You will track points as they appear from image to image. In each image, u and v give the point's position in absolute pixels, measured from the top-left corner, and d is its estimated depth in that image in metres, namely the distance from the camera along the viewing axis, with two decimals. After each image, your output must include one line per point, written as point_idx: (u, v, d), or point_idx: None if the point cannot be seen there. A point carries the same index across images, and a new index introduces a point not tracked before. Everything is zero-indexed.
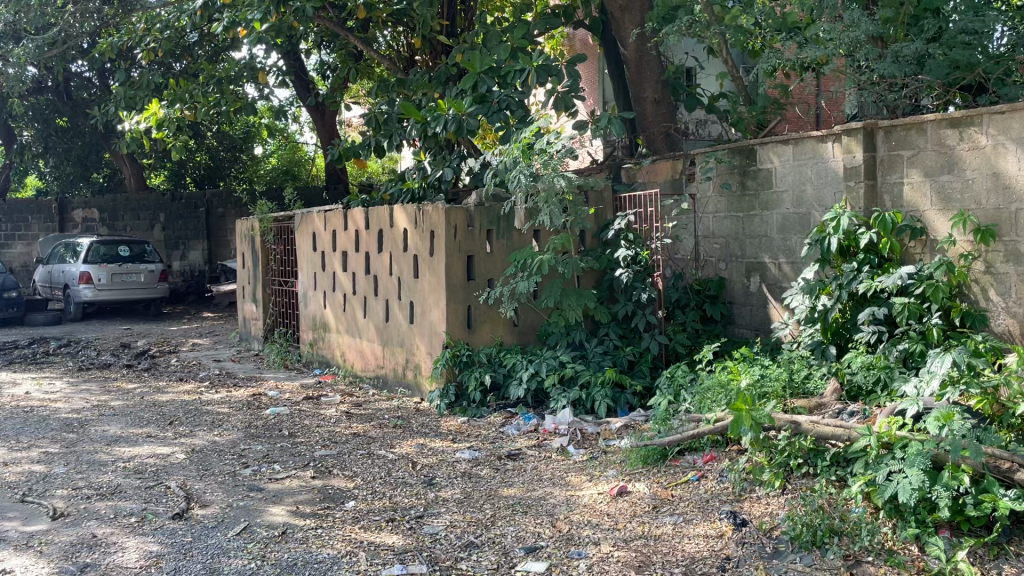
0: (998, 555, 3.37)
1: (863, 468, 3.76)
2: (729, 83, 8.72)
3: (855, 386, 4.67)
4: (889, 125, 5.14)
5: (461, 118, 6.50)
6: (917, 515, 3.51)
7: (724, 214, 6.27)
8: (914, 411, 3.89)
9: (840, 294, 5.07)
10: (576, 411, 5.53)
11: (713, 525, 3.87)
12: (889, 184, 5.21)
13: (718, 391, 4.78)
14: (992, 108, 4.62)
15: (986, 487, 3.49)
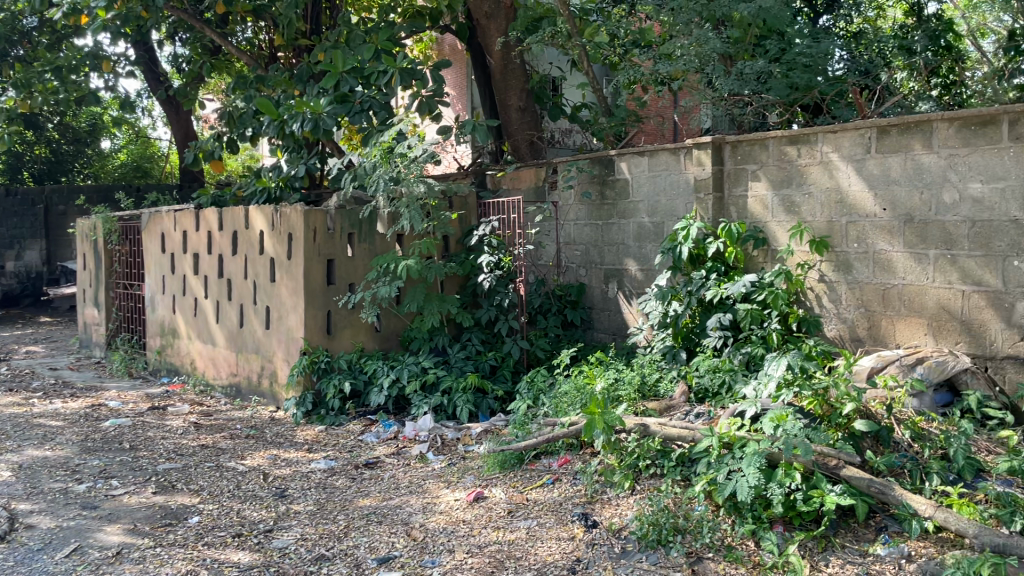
0: (825, 548, 3.56)
1: (706, 467, 3.91)
2: (591, 95, 8.96)
3: (703, 388, 4.87)
4: (734, 140, 5.42)
5: (318, 118, 6.36)
6: (754, 511, 3.69)
7: (585, 221, 6.42)
8: (753, 412, 4.10)
9: (689, 300, 5.29)
10: (437, 417, 5.47)
11: (565, 528, 3.93)
12: (734, 197, 5.50)
13: (575, 396, 4.87)
14: (825, 127, 4.94)
15: (815, 483, 3.70)
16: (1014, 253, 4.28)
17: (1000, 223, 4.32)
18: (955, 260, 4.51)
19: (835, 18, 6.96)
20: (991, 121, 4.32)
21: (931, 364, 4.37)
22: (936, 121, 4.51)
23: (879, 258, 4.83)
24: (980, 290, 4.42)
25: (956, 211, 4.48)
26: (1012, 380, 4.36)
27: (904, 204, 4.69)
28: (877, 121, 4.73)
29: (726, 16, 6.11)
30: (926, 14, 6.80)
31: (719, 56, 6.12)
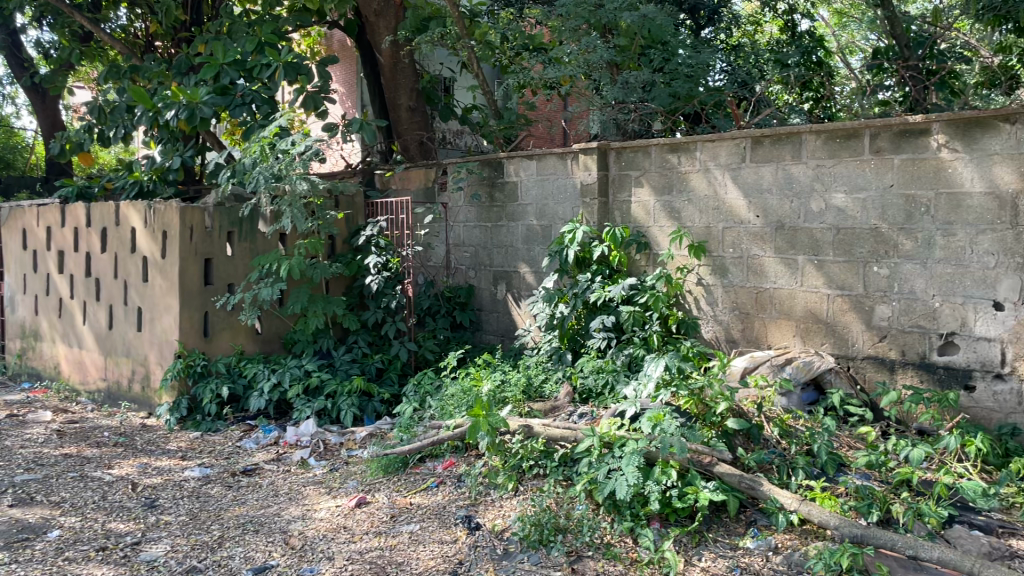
0: (699, 543, 3.68)
1: (588, 467, 3.97)
2: (482, 97, 8.98)
3: (586, 389, 4.94)
4: (618, 147, 5.54)
5: (194, 106, 6.13)
6: (632, 509, 3.77)
7: (474, 223, 6.43)
8: (632, 411, 4.19)
9: (575, 302, 5.38)
10: (320, 421, 5.35)
11: (448, 531, 3.91)
12: (619, 201, 5.64)
13: (461, 398, 4.86)
14: (704, 136, 5.12)
15: (690, 480, 3.82)
16: (874, 259, 4.55)
17: (861, 231, 4.58)
18: (821, 265, 4.75)
19: (717, 31, 7.20)
20: (854, 134, 4.57)
21: (799, 364, 4.59)
22: (805, 133, 4.74)
23: (753, 263, 5.04)
24: (842, 294, 4.68)
25: (822, 219, 4.72)
26: (872, 378, 4.62)
27: (776, 211, 4.91)
28: (751, 131, 4.93)
29: (612, 24, 6.25)
30: (799, 30, 7.03)
31: (605, 63, 6.25)
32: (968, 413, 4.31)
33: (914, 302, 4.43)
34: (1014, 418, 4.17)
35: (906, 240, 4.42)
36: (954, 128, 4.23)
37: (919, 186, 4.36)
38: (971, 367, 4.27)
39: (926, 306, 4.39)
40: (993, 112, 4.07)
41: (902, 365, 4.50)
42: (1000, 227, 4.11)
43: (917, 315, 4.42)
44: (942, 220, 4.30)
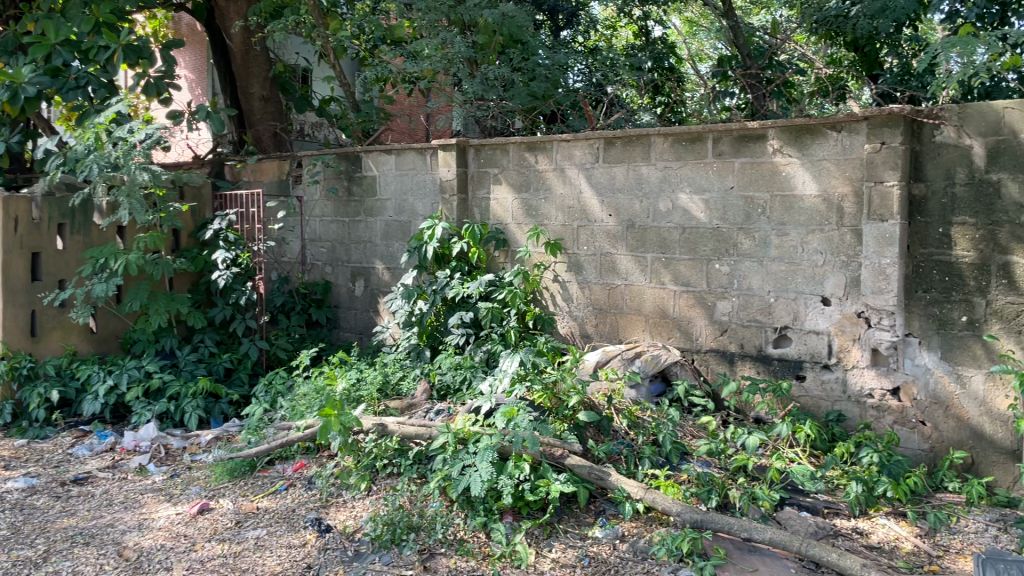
0: (550, 534, 3.73)
1: (442, 464, 3.94)
2: (339, 91, 8.82)
3: (444, 385, 4.89)
4: (477, 144, 5.56)
5: (19, 87, 5.73)
6: (485, 504, 3.80)
7: (330, 218, 6.28)
8: (487, 407, 4.20)
9: (434, 299, 5.33)
10: (162, 425, 5.07)
11: (296, 535, 3.78)
12: (478, 198, 5.66)
13: (313, 398, 4.72)
14: (560, 137, 5.21)
15: (542, 473, 3.87)
16: (716, 257, 4.77)
17: (705, 231, 4.80)
18: (668, 262, 4.94)
19: (575, 33, 7.34)
20: (698, 137, 4.77)
21: (648, 357, 4.76)
22: (654, 136, 4.91)
23: (605, 260, 5.18)
24: (687, 291, 4.89)
25: (669, 219, 4.91)
26: (714, 370, 4.85)
27: (627, 210, 5.06)
28: (604, 132, 5.06)
29: (472, 21, 6.24)
30: (653, 37, 7.25)
31: (464, 59, 6.26)
32: (798, 401, 4.60)
33: (752, 298, 4.68)
34: (839, 406, 4.46)
35: (745, 239, 4.67)
36: (788, 134, 4.48)
37: (756, 189, 4.61)
38: (802, 358, 4.55)
39: (763, 302, 4.64)
40: (823, 121, 4.32)
41: (741, 357, 4.75)
42: (827, 228, 4.40)
43: (754, 310, 4.67)
44: (776, 221, 4.56)
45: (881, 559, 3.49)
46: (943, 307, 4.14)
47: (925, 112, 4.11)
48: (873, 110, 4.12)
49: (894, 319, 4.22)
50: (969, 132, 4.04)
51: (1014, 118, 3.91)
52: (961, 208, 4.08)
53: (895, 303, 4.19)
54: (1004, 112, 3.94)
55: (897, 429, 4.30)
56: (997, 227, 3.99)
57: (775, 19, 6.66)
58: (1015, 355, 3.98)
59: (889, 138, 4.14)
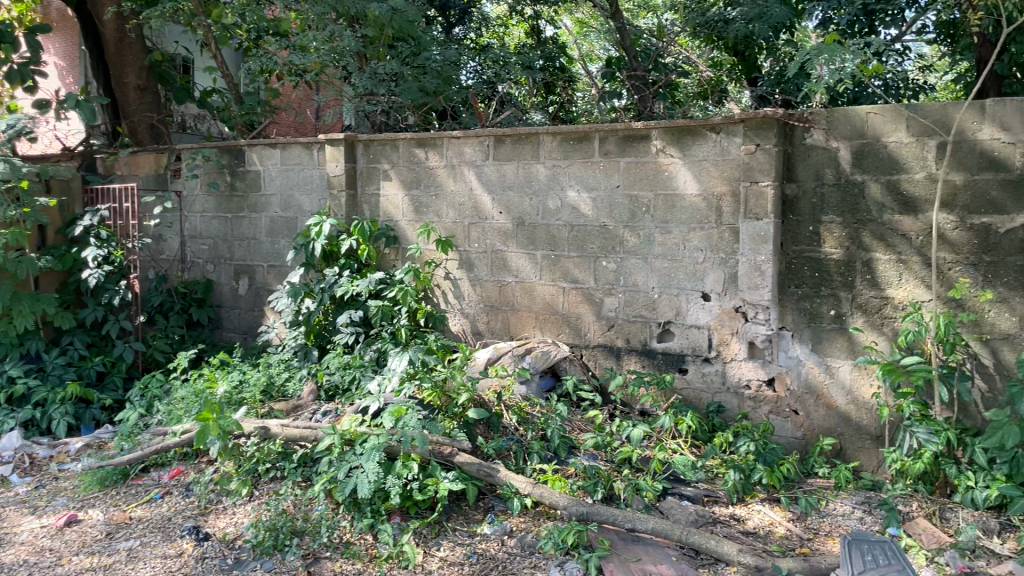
0: (438, 533, 3.71)
1: (328, 466, 3.85)
2: (220, 83, 8.54)
3: (332, 386, 4.79)
4: (366, 139, 5.47)
5: None
6: (373, 505, 3.73)
7: (212, 214, 6.07)
8: (375, 407, 4.12)
9: (322, 297, 5.20)
10: (26, 433, 4.77)
11: (172, 545, 3.63)
12: (367, 194, 5.58)
13: (192, 401, 4.54)
14: (450, 133, 5.19)
15: (431, 472, 3.82)
16: (603, 254, 4.86)
17: (592, 228, 4.88)
18: (557, 260, 5.01)
19: (467, 30, 7.33)
20: (585, 137, 4.85)
21: (538, 353, 4.80)
22: (542, 134, 4.95)
23: (495, 257, 5.20)
24: (576, 288, 4.96)
25: (558, 216, 4.97)
26: (601, 365, 4.95)
27: (517, 208, 5.09)
28: (493, 130, 5.07)
29: (359, 14, 6.12)
30: (544, 36, 7.31)
31: (353, 53, 6.16)
32: (681, 394, 4.74)
33: (637, 294, 4.80)
34: (719, 398, 4.63)
35: (630, 236, 4.77)
36: (671, 135, 4.61)
37: (640, 188, 4.73)
38: (684, 352, 4.69)
39: (647, 297, 4.76)
40: (702, 123, 4.46)
41: (627, 352, 4.86)
42: (707, 226, 4.55)
43: (639, 305, 4.79)
44: (660, 219, 4.68)
45: (756, 544, 3.64)
46: (813, 302, 4.36)
47: (796, 115, 4.30)
48: (748, 113, 4.28)
49: (769, 314, 4.41)
50: (836, 136, 4.26)
51: (876, 122, 4.14)
52: (829, 208, 4.30)
53: (769, 298, 4.38)
54: (868, 117, 4.16)
55: (773, 418, 4.49)
56: (861, 226, 4.22)
57: (660, 22, 6.84)
58: (878, 346, 4.22)
59: (764, 141, 4.31)
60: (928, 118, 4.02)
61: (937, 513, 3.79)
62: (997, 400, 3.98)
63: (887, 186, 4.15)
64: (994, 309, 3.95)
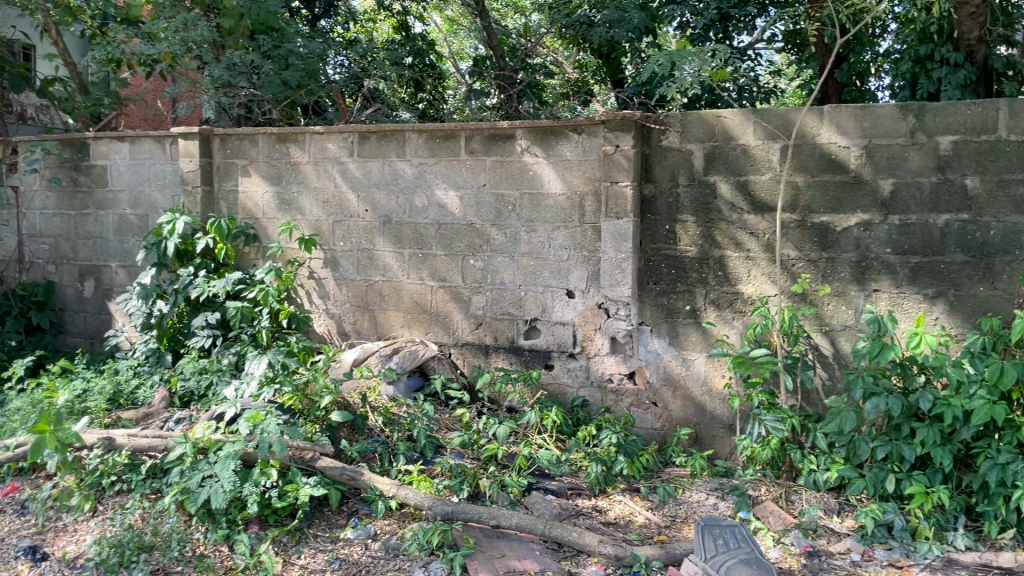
0: (299, 541, 3.61)
1: (179, 476, 3.67)
2: (65, 71, 8.02)
3: (188, 392, 4.58)
4: (223, 133, 5.26)
5: None
6: (229, 515, 3.58)
7: (53, 211, 5.69)
8: (231, 413, 3.96)
9: (176, 299, 4.96)
10: None
11: (5, 568, 3.41)
12: (224, 191, 5.36)
13: (28, 412, 4.23)
14: (313, 128, 5.06)
15: (291, 478, 3.70)
16: (471, 253, 4.87)
17: (459, 226, 4.87)
18: (424, 259, 4.97)
19: (334, 23, 7.15)
20: (451, 135, 4.82)
21: (406, 353, 4.74)
22: (408, 131, 4.90)
23: (361, 255, 5.11)
24: (444, 286, 4.94)
25: (425, 215, 4.93)
26: (470, 363, 4.95)
27: (383, 206, 5.02)
28: (357, 127, 4.98)
29: (216, 3, 5.86)
30: (413, 32, 7.22)
31: (210, 44, 5.90)
32: (547, 389, 4.80)
33: (504, 292, 4.83)
34: (584, 392, 4.72)
35: (496, 234, 4.80)
36: (535, 134, 4.65)
37: (506, 187, 4.75)
38: (550, 348, 4.76)
39: (514, 295, 4.80)
40: (564, 123, 4.53)
41: (495, 349, 4.88)
42: (571, 224, 4.63)
43: (506, 303, 4.82)
44: (525, 218, 4.73)
45: (616, 534, 3.74)
46: (670, 298, 4.52)
47: (653, 118, 4.44)
48: (609, 115, 4.38)
49: (629, 310, 4.53)
50: (690, 138, 4.42)
51: (726, 125, 4.33)
52: (684, 208, 4.46)
53: (630, 294, 4.50)
54: (718, 120, 4.35)
55: (634, 411, 4.63)
56: (714, 225, 4.41)
57: (528, 22, 6.90)
58: (730, 339, 4.42)
59: (623, 141, 4.42)
60: (772, 123, 4.25)
61: (783, 496, 4.02)
62: (836, 387, 4.24)
63: (737, 186, 4.35)
64: (833, 302, 4.21)
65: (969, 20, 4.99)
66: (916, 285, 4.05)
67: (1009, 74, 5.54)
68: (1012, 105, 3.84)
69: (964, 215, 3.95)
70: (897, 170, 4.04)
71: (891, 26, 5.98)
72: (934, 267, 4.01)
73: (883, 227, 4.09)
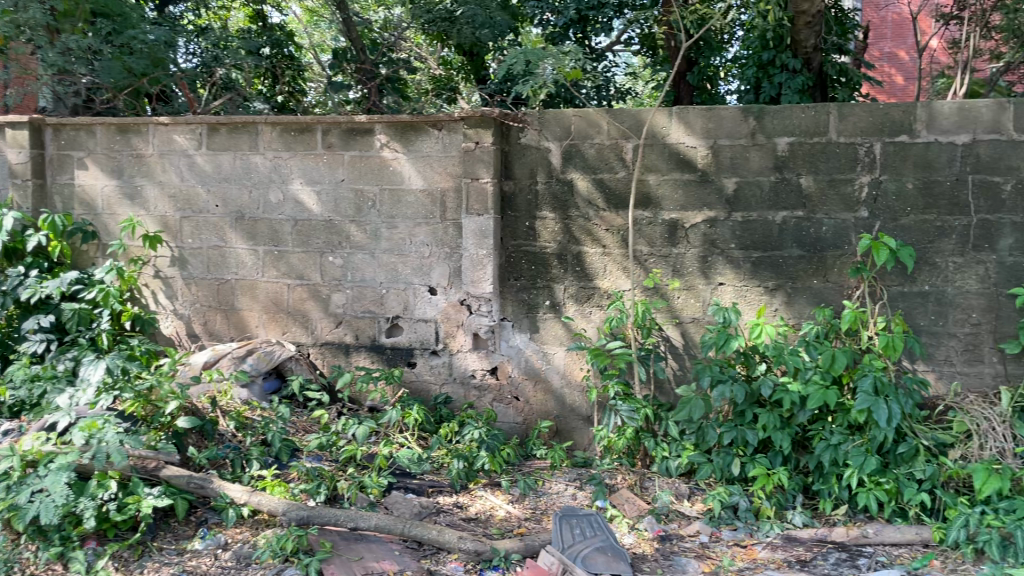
0: (142, 555, 3.42)
1: (5, 492, 3.34)
2: None
3: (18, 402, 4.22)
4: (56, 123, 4.96)
5: None
6: (62, 531, 3.35)
7: None
8: (64, 424, 3.69)
9: (3, 301, 4.58)
10: None
11: None
12: (58, 184, 5.05)
13: None
14: (157, 119, 4.81)
15: (132, 489, 3.49)
16: (329, 249, 4.75)
17: (317, 223, 4.74)
18: (280, 256, 4.81)
19: (185, 9, 6.79)
20: (307, 128, 4.68)
21: (260, 354, 4.57)
22: (261, 124, 4.73)
23: (211, 253, 4.89)
24: (301, 284, 4.80)
25: (280, 211, 4.78)
26: (329, 363, 4.84)
27: (235, 200, 4.83)
28: (206, 118, 4.76)
29: None
30: (270, 22, 6.96)
31: (41, 27, 5.49)
32: (409, 387, 4.76)
33: (364, 289, 4.74)
34: (446, 389, 4.70)
35: (356, 231, 4.70)
36: (394, 129, 4.58)
37: (366, 182, 4.66)
38: (412, 345, 4.71)
39: (375, 292, 4.72)
40: (423, 118, 4.49)
41: (355, 348, 4.79)
42: (432, 221, 4.60)
43: (367, 301, 4.74)
44: (385, 214, 4.66)
45: (477, 530, 3.75)
46: (530, 293, 4.57)
47: (511, 115, 4.46)
48: (467, 111, 4.37)
49: (491, 305, 4.56)
50: (548, 136, 4.49)
51: (580, 125, 4.43)
52: (543, 204, 4.52)
53: (490, 291, 4.52)
54: (573, 119, 4.44)
55: (496, 405, 4.65)
56: (572, 221, 4.49)
57: (390, 12, 6.73)
58: (588, 333, 4.52)
59: (483, 138, 4.44)
60: (624, 123, 4.37)
61: (638, 484, 4.15)
62: (686, 377, 4.43)
63: (594, 183, 4.45)
64: (683, 295, 4.38)
65: (805, 28, 5.40)
66: (758, 278, 4.28)
67: (841, 79, 5.94)
68: (841, 110, 4.10)
69: (799, 212, 4.20)
70: (739, 169, 4.25)
71: (738, 34, 6.35)
72: (773, 261, 4.25)
73: (728, 224, 4.29)
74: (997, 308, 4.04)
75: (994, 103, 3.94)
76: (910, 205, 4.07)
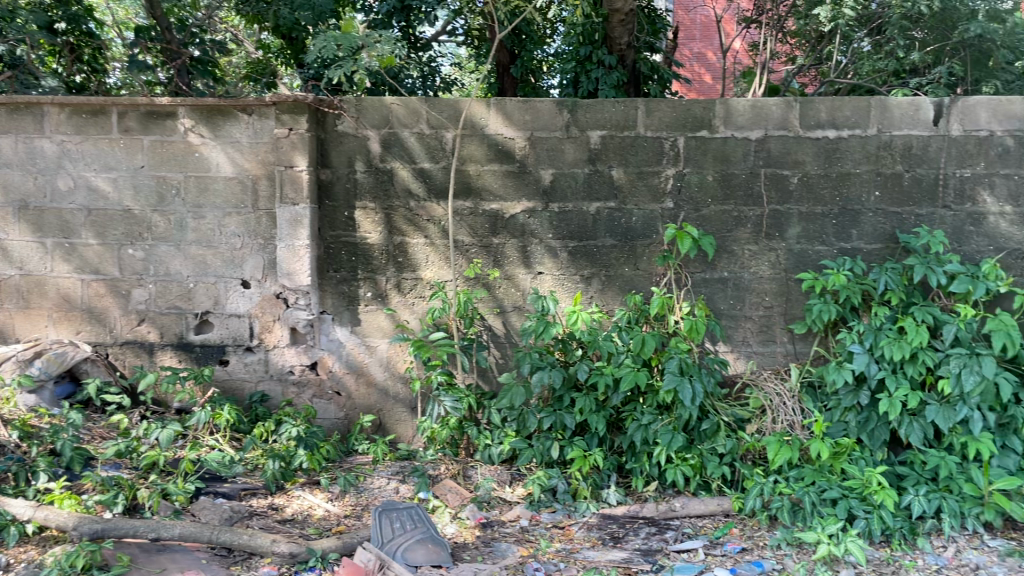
0: None
1: None
2: None
3: None
4: None
5: None
6: None
7: None
8: None
9: None
10: None
11: None
12: None
13: None
14: None
15: None
16: (128, 241, 4.43)
17: (114, 212, 4.41)
18: (72, 249, 4.43)
19: None
20: (101, 111, 4.34)
21: (50, 356, 4.20)
22: (48, 105, 4.33)
23: None
24: (97, 278, 4.45)
25: (72, 199, 4.40)
26: (131, 363, 4.52)
27: (18, 188, 4.40)
28: None
29: None
30: None
31: None
32: (222, 386, 4.53)
33: (170, 283, 4.46)
34: (263, 386, 4.51)
35: (159, 221, 4.41)
36: (199, 114, 4.33)
37: (169, 169, 4.38)
38: (224, 342, 4.49)
39: (182, 287, 4.46)
40: (231, 103, 4.27)
41: (160, 347, 4.51)
42: (243, 211, 4.39)
43: (172, 296, 4.46)
44: (192, 203, 4.40)
45: (293, 530, 3.62)
46: (350, 285, 4.46)
47: (327, 102, 4.32)
48: (280, 96, 4.20)
49: (309, 298, 4.40)
50: (366, 124, 4.38)
51: (398, 114, 4.36)
52: (362, 194, 4.42)
53: (308, 283, 4.37)
54: (391, 108, 4.36)
55: (317, 402, 4.52)
56: (391, 211, 4.42)
57: None
58: (410, 324, 4.48)
59: (297, 125, 4.28)
60: (443, 113, 4.36)
61: (461, 473, 4.17)
62: (507, 365, 4.50)
63: (414, 173, 4.40)
64: (504, 284, 4.44)
65: (620, 26, 5.51)
66: (574, 267, 4.39)
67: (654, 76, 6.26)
68: (648, 105, 4.27)
69: (611, 203, 4.35)
70: (555, 161, 4.34)
71: (559, 28, 6.48)
72: (588, 250, 4.38)
73: (544, 214, 4.38)
74: (787, 292, 4.37)
75: (783, 101, 4.23)
76: (711, 197, 4.32)
